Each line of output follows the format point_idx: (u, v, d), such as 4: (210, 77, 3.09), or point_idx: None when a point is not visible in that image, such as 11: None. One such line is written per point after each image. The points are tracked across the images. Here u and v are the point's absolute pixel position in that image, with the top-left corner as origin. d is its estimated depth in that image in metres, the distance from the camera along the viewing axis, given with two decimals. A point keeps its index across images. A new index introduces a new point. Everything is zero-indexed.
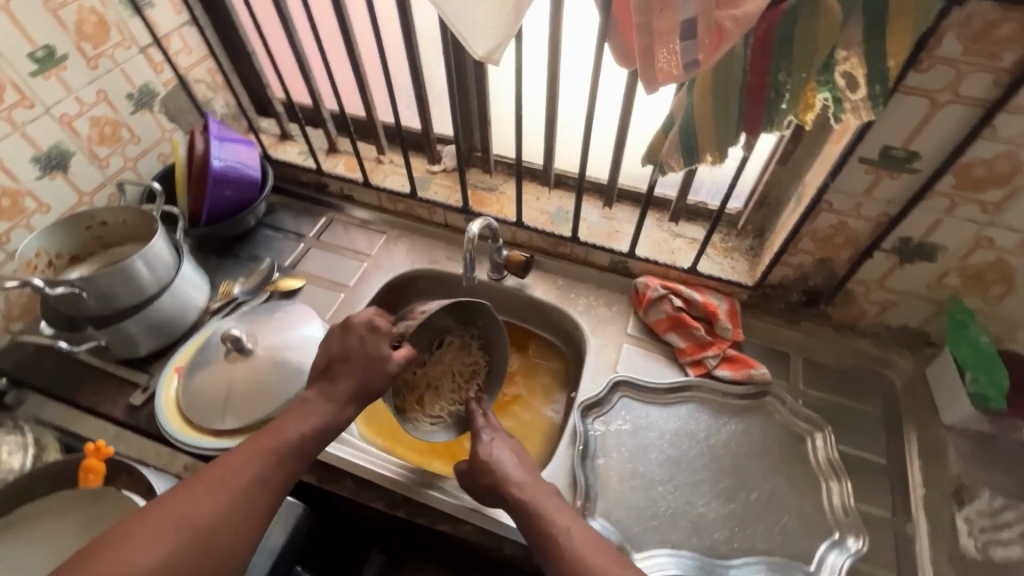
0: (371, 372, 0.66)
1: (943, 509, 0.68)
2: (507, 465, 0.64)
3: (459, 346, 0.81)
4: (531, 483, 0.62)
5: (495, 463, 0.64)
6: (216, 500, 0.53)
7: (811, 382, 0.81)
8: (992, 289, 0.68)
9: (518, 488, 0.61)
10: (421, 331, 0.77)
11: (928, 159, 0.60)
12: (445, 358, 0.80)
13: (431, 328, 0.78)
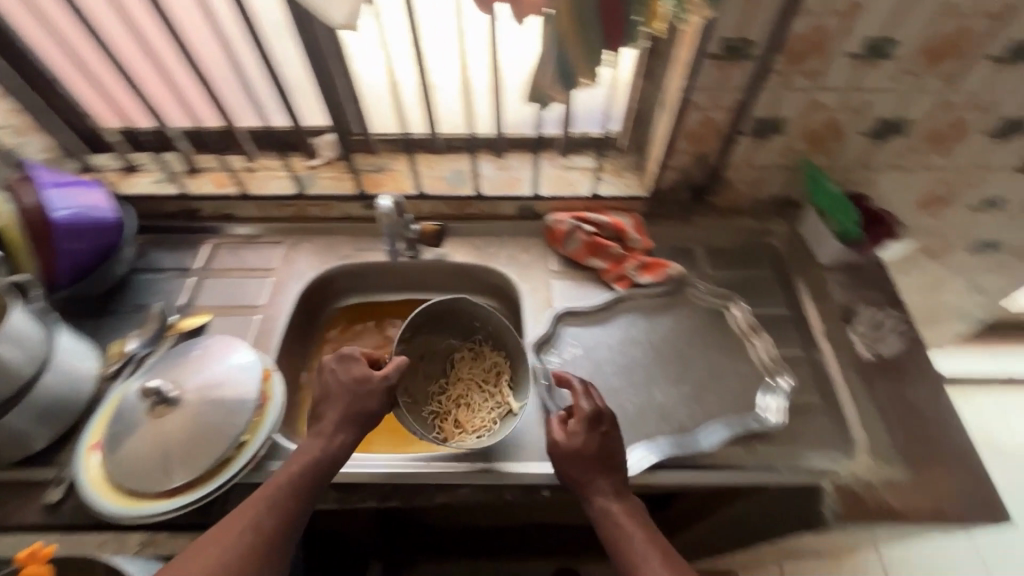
0: (357, 401, 0.65)
1: (838, 331, 0.82)
2: (598, 471, 0.65)
3: (471, 358, 0.83)
4: (614, 488, 0.65)
5: (586, 469, 0.65)
6: (217, 548, 0.55)
7: (714, 265, 0.92)
8: (829, 144, 0.82)
9: (603, 495, 0.64)
10: (426, 357, 0.82)
11: (760, 43, 0.69)
12: (462, 373, 0.83)
13: (436, 350, 0.83)
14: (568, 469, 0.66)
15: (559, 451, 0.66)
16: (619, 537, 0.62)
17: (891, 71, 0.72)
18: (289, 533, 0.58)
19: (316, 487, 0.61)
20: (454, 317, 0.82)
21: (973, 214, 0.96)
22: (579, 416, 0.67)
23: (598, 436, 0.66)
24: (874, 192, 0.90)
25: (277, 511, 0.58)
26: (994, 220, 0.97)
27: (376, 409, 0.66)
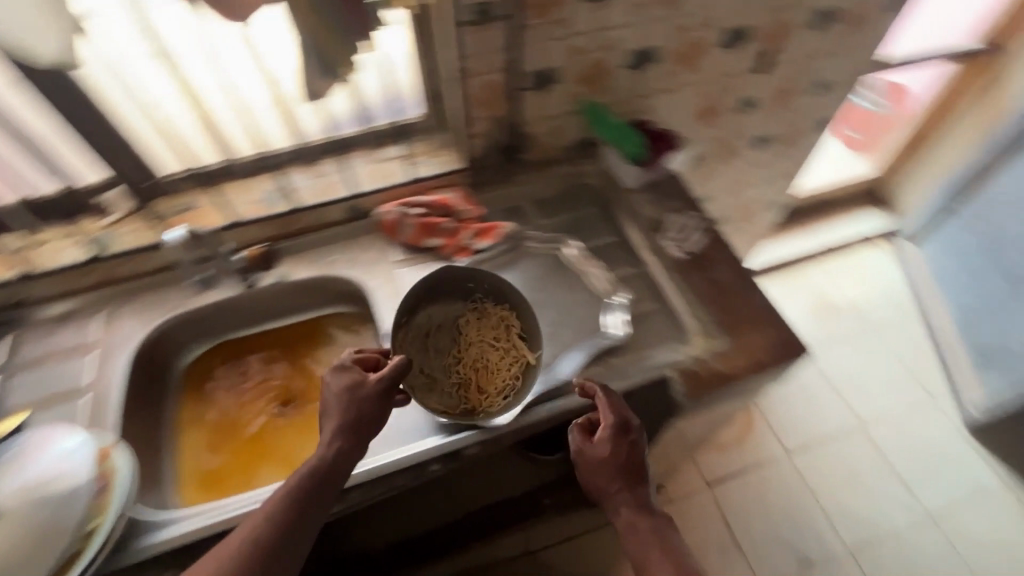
0: (353, 409, 0.67)
1: (656, 242, 0.92)
2: (625, 485, 0.71)
3: (477, 319, 0.82)
4: (638, 501, 0.71)
5: (613, 481, 0.71)
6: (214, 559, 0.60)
7: (543, 215, 0.99)
8: (601, 82, 0.91)
9: (627, 507, 0.70)
10: (432, 331, 0.81)
11: (501, 3, 0.74)
12: (472, 335, 0.81)
13: (440, 322, 0.82)
14: (597, 481, 0.72)
15: (588, 464, 0.72)
16: (641, 546, 0.68)
17: (624, 8, 0.81)
18: (287, 539, 0.62)
19: (315, 495, 0.64)
20: (448, 284, 0.82)
21: (739, 115, 1.12)
22: (606, 426, 0.72)
23: (625, 445, 0.72)
24: (655, 115, 1.01)
25: (273, 521, 0.62)
26: (757, 117, 1.14)
27: (370, 413, 0.68)
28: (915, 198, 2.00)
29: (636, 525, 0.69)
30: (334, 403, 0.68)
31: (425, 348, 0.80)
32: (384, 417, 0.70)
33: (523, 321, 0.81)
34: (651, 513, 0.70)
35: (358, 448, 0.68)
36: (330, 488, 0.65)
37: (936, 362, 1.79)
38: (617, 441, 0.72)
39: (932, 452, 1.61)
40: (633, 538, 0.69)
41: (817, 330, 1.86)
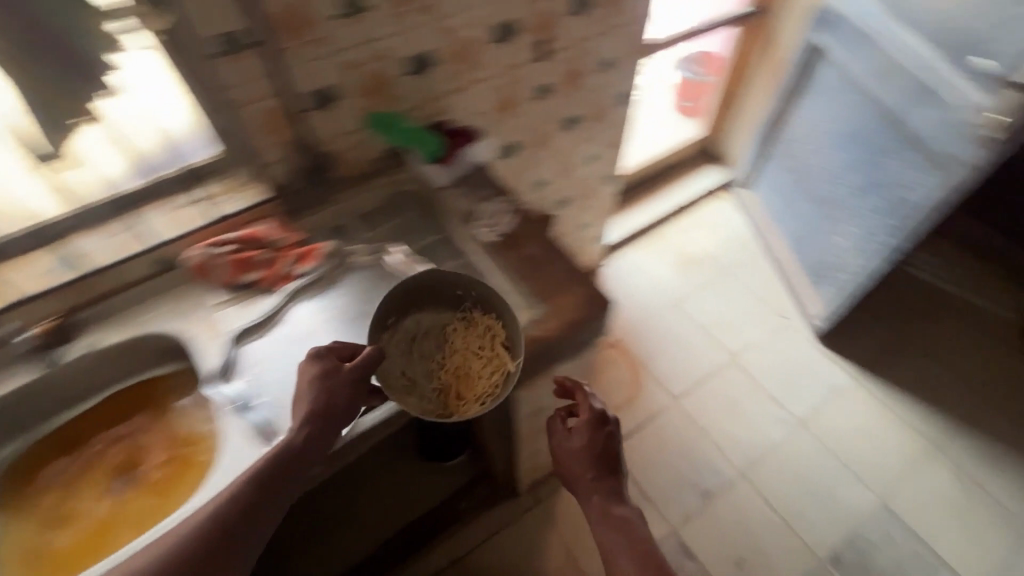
0: (323, 395, 0.72)
1: (472, 232, 0.96)
2: (597, 472, 0.85)
3: (464, 328, 0.85)
4: (607, 487, 0.84)
5: (586, 468, 0.85)
6: (181, 530, 0.65)
7: (367, 228, 1.00)
8: (386, 91, 0.94)
9: (595, 492, 0.83)
10: (418, 337, 0.84)
11: (248, 30, 0.76)
12: (457, 343, 0.84)
13: (427, 329, 0.85)
14: (573, 468, 0.86)
15: (569, 452, 0.86)
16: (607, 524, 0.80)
17: (382, 18, 0.85)
18: (249, 514, 0.67)
19: (277, 475, 0.69)
20: (434, 290, 0.85)
21: (540, 102, 1.21)
22: (585, 419, 0.86)
23: (601, 435, 0.86)
24: (455, 114, 1.07)
25: (238, 498, 0.67)
26: (557, 100, 1.24)
27: (336, 401, 0.72)
28: (740, 149, 2.24)
29: (603, 507, 0.82)
30: (310, 389, 0.72)
31: (409, 353, 0.83)
32: (353, 406, 0.74)
33: (507, 331, 0.82)
34: (617, 497, 0.83)
35: (324, 434, 0.72)
36: (292, 470, 0.70)
37: (784, 287, 2.00)
38: (593, 432, 0.86)
39: (794, 366, 1.81)
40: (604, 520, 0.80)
41: (682, 284, 2.03)
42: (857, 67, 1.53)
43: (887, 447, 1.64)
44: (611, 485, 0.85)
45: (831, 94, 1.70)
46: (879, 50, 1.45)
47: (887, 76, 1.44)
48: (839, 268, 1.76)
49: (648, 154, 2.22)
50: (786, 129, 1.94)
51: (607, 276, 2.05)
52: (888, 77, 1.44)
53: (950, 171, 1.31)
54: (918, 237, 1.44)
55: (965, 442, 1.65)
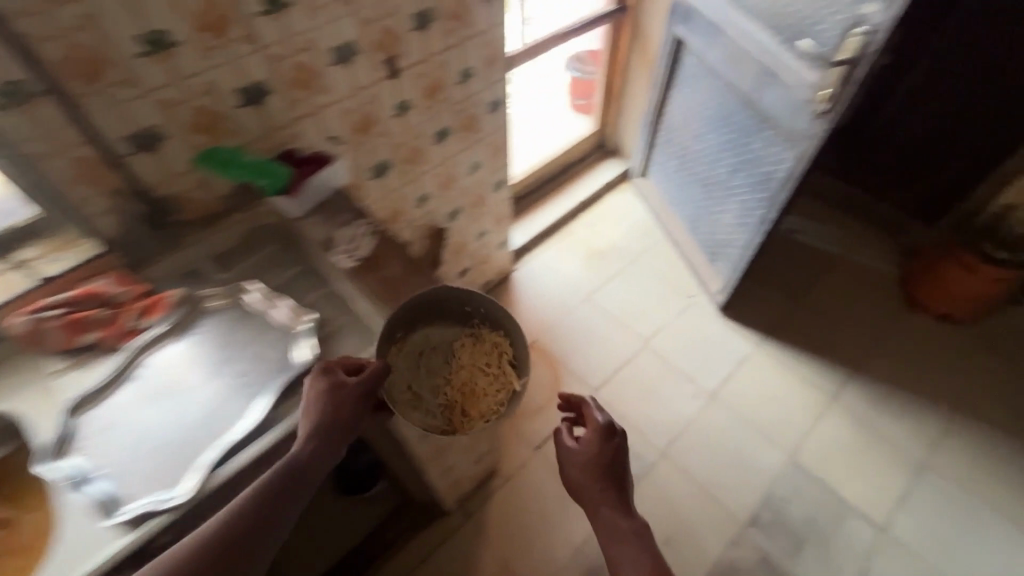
0: (332, 407, 0.77)
1: (332, 260, 0.94)
2: (603, 480, 0.94)
3: (471, 345, 1.16)
4: (611, 494, 0.93)
5: (593, 473, 0.95)
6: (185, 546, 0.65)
7: (223, 270, 0.96)
8: (218, 126, 0.91)
9: (602, 499, 0.92)
10: (430, 352, 1.13)
11: (32, 80, 0.71)
12: (465, 357, 1.14)
13: (440, 344, 1.14)
14: (579, 473, 0.96)
15: (577, 457, 0.97)
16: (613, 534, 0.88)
17: (193, 53, 0.81)
18: (255, 525, 0.68)
19: (287, 487, 0.72)
20: (450, 313, 1.15)
21: (402, 119, 1.21)
22: (593, 430, 0.98)
23: (610, 445, 0.96)
24: (306, 141, 1.04)
25: (247, 509, 0.69)
26: (420, 115, 1.24)
27: (345, 412, 0.78)
28: (632, 141, 2.33)
29: (608, 516, 0.90)
30: (321, 402, 0.77)
31: (429, 361, 1.13)
32: (356, 418, 0.80)
33: (504, 353, 1.15)
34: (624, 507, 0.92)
35: (332, 445, 0.77)
36: (299, 482, 0.73)
37: (686, 269, 2.09)
38: (601, 442, 0.97)
39: (701, 343, 1.89)
40: (610, 527, 0.89)
41: (592, 279, 2.08)
42: (713, 55, 1.62)
43: (790, 406, 1.74)
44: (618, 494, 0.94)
45: (695, 83, 1.81)
46: (728, 38, 1.54)
47: (737, 61, 1.54)
48: (728, 245, 1.86)
49: (538, 157, 2.26)
50: (668, 118, 2.03)
51: (519, 280, 2.07)
52: (738, 62, 1.53)
53: (800, 144, 1.40)
54: (785, 207, 1.53)
55: (856, 390, 1.78)
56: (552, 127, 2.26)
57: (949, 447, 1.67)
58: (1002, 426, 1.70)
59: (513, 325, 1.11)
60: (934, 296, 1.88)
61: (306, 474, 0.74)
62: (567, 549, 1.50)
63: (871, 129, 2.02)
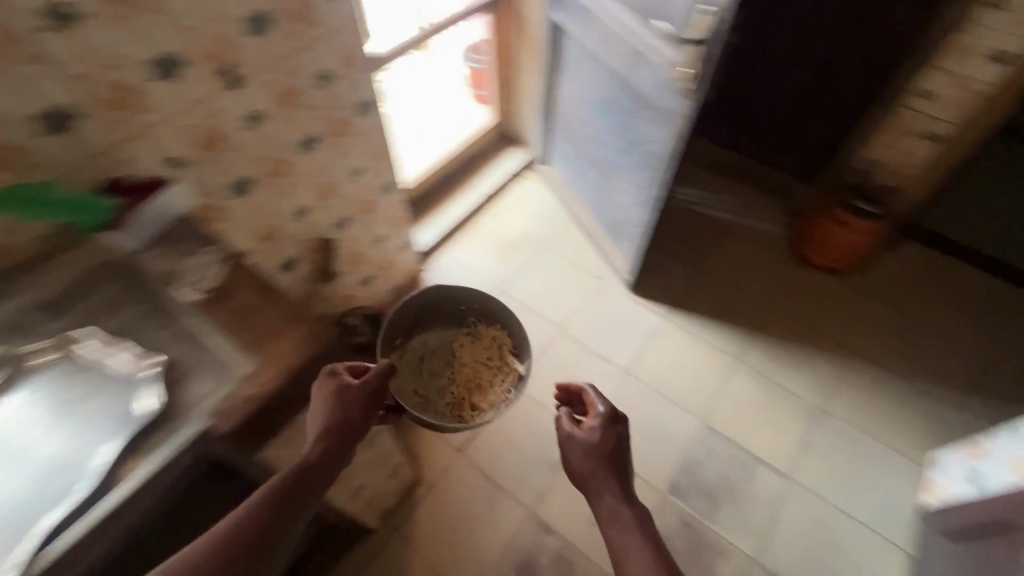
0: (343, 405, 0.92)
1: (176, 295, 0.85)
2: (604, 464, 1.02)
3: (467, 342, 1.65)
4: (612, 476, 1.00)
5: (595, 458, 1.02)
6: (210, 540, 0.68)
7: (48, 320, 0.85)
8: (16, 158, 0.80)
9: (601, 480, 0.99)
10: (431, 355, 1.63)
11: None
12: (465, 352, 1.64)
13: (438, 346, 1.65)
14: (581, 455, 1.03)
15: (578, 441, 1.05)
16: (609, 515, 0.93)
17: None
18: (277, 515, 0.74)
19: (304, 481, 0.80)
20: (448, 316, 1.67)
21: (257, 130, 1.13)
22: (597, 418, 1.08)
23: (611, 433, 1.07)
24: (139, 165, 0.95)
25: (269, 500, 0.74)
26: (277, 125, 1.17)
27: (355, 411, 0.93)
28: (530, 128, 2.33)
29: (606, 498, 0.96)
30: (333, 402, 0.92)
31: (436, 360, 1.63)
32: (362, 418, 0.94)
33: (496, 345, 1.64)
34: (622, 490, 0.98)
35: (340, 444, 0.88)
36: (314, 476, 0.82)
37: (595, 251, 2.13)
38: (605, 431, 1.07)
39: (614, 322, 1.93)
40: (610, 509, 0.93)
41: (505, 271, 2.08)
42: (588, 37, 1.63)
43: (699, 372, 1.83)
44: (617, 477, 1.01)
45: (578, 67, 1.82)
46: (600, 19, 1.55)
47: (609, 42, 1.55)
48: (629, 224, 1.89)
49: (439, 155, 2.24)
50: (560, 102, 2.03)
51: (430, 281, 2.03)
52: (611, 43, 1.54)
53: (675, 122, 1.42)
54: (669, 183, 1.57)
55: (757, 347, 1.89)
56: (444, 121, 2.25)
57: (839, 391, 1.80)
58: (884, 363, 1.86)
59: (500, 319, 1.61)
60: (818, 250, 2.02)
61: (323, 466, 0.84)
62: (499, 545, 1.51)
63: (747, 99, 2.13)
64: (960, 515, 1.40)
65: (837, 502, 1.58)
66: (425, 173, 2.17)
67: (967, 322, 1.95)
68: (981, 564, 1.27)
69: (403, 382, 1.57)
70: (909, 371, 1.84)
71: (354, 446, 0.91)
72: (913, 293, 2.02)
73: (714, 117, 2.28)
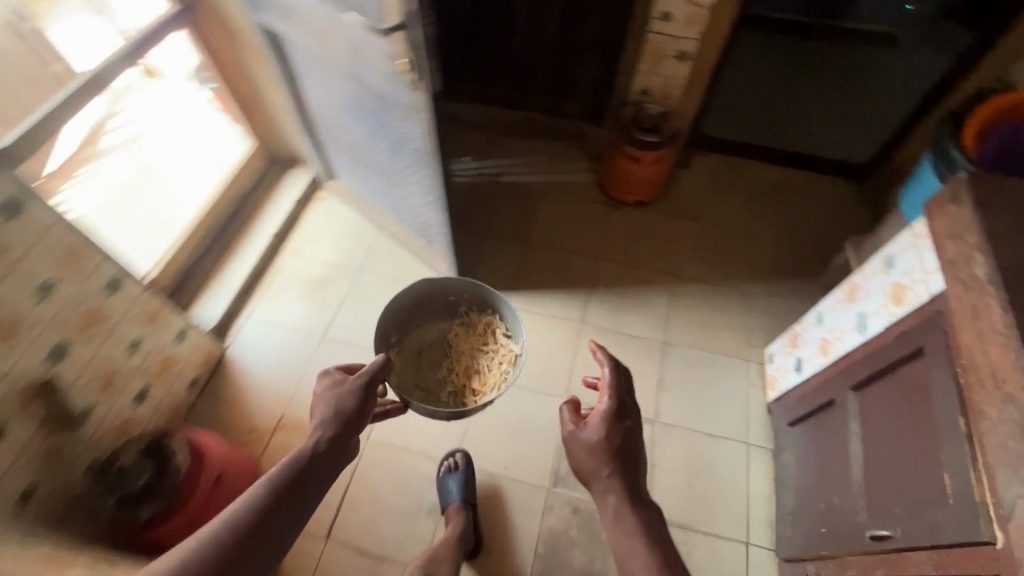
0: (338, 399, 1.07)
1: None
2: (607, 456, 1.12)
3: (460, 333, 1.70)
4: (619, 462, 1.10)
5: (593, 457, 1.12)
6: (229, 516, 0.86)
7: None
8: None
9: (602, 475, 1.11)
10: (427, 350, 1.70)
11: None
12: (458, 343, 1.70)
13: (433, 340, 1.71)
14: (582, 454, 1.14)
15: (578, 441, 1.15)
16: (613, 513, 1.06)
17: None
18: (283, 496, 0.91)
19: (305, 471, 0.96)
20: (437, 310, 1.71)
21: None
22: (600, 415, 1.16)
23: (619, 424, 1.15)
24: None
25: (274, 483, 0.92)
26: None
27: (349, 404, 1.07)
28: (300, 145, 2.03)
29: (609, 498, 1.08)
30: (328, 397, 1.07)
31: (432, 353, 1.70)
32: (358, 407, 1.07)
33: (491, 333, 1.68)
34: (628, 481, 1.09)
35: (339, 432, 1.02)
36: (317, 462, 0.97)
37: (416, 257, 1.96)
38: (612, 427, 1.15)
39: None
40: (617, 510, 1.05)
41: (324, 313, 1.84)
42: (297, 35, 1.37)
43: (551, 350, 1.77)
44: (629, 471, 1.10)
45: (310, 70, 1.55)
46: (303, 16, 1.31)
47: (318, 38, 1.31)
48: (432, 224, 1.73)
49: (193, 210, 1.85)
50: (314, 112, 1.76)
51: (239, 357, 1.73)
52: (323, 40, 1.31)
53: (417, 115, 1.26)
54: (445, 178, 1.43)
55: (599, 303, 1.88)
56: (186, 171, 1.85)
57: (682, 317, 1.86)
58: (709, 277, 1.95)
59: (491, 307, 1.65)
60: (624, 189, 2.05)
61: (318, 458, 0.98)
62: None
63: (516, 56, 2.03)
64: (796, 404, 1.51)
65: (701, 428, 1.65)
66: (180, 238, 1.78)
67: (762, 213, 2.12)
68: (819, 448, 1.37)
69: (404, 377, 1.65)
70: (728, 277, 1.95)
71: (351, 435, 1.05)
72: (715, 202, 2.13)
73: (496, 80, 2.17)
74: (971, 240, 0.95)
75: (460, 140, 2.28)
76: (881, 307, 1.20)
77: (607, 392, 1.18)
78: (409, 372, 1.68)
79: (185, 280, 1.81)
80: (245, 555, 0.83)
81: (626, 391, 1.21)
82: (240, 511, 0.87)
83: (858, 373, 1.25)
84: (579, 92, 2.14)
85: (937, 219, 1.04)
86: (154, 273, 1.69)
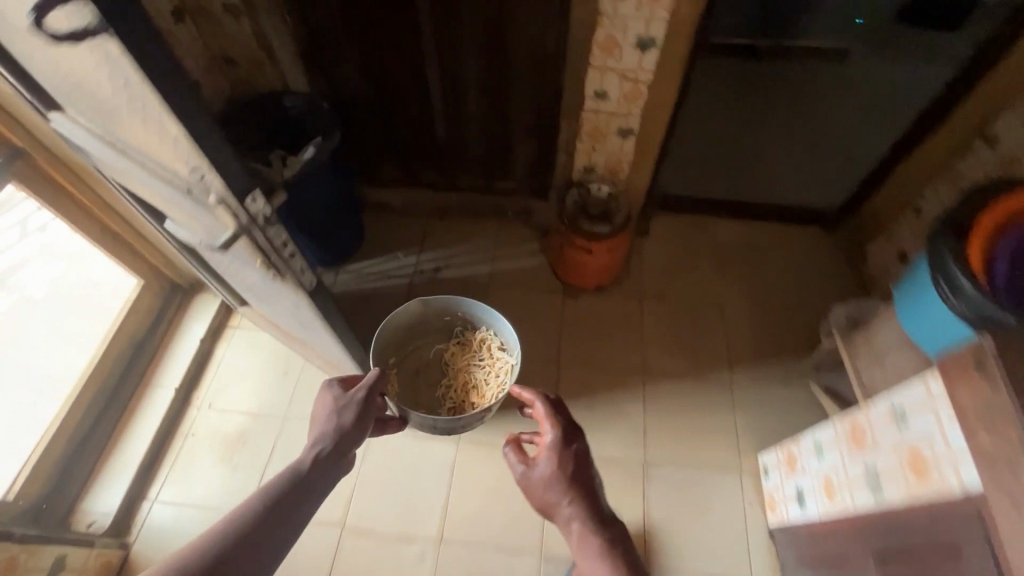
0: (339, 408, 1.21)
1: None
2: (561, 484, 1.13)
3: (459, 348, 1.59)
4: (573, 485, 1.13)
5: (541, 496, 1.16)
6: (241, 509, 0.97)
7: None
8: None
9: (557, 512, 1.14)
10: (426, 367, 1.60)
11: None
12: (456, 358, 1.58)
13: (432, 356, 1.61)
14: (533, 495, 1.17)
15: (527, 482, 1.17)
16: (584, 539, 1.09)
17: None
18: (289, 495, 1.03)
19: (310, 472, 1.09)
20: (432, 325, 1.61)
21: None
22: (544, 448, 1.18)
23: (568, 452, 1.17)
24: None
25: (281, 484, 1.05)
26: None
27: (350, 414, 1.21)
28: (197, 274, 1.73)
29: (577, 530, 1.10)
30: (330, 409, 1.21)
31: (432, 369, 1.60)
32: (355, 416, 1.21)
33: (491, 344, 1.56)
34: (583, 503, 1.12)
35: (339, 442, 1.16)
36: (320, 465, 1.11)
37: None
38: (564, 453, 1.16)
39: (404, 479, 1.54)
40: (584, 537, 1.09)
41: (247, 480, 1.56)
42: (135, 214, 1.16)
43: (517, 490, 1.54)
44: (585, 492, 1.13)
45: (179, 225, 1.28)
46: (144, 187, 1.05)
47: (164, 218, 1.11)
48: (357, 366, 1.49)
49: (72, 380, 1.54)
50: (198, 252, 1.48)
51: (143, 558, 1.43)
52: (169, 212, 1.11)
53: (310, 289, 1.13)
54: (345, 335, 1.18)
55: None
56: (71, 335, 1.56)
57: (661, 424, 1.64)
58: (687, 370, 1.73)
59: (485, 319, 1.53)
60: (579, 277, 1.81)
61: (319, 466, 1.11)
62: None
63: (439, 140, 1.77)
64: (803, 543, 1.30)
65: (696, 567, 1.44)
66: (55, 421, 1.47)
67: (733, 281, 1.91)
68: None
69: (403, 398, 1.55)
70: (708, 368, 1.73)
71: (347, 447, 1.18)
72: (683, 275, 1.91)
73: (423, 162, 1.90)
74: (1015, 438, 0.73)
75: (393, 233, 2.01)
76: (898, 472, 0.99)
77: (547, 422, 1.20)
78: (406, 393, 1.57)
79: (71, 464, 1.50)
80: (248, 549, 0.92)
81: (568, 419, 1.22)
82: (252, 506, 0.98)
83: (876, 542, 1.03)
84: (517, 171, 1.87)
85: (960, 392, 0.82)
86: (19, 486, 1.37)
